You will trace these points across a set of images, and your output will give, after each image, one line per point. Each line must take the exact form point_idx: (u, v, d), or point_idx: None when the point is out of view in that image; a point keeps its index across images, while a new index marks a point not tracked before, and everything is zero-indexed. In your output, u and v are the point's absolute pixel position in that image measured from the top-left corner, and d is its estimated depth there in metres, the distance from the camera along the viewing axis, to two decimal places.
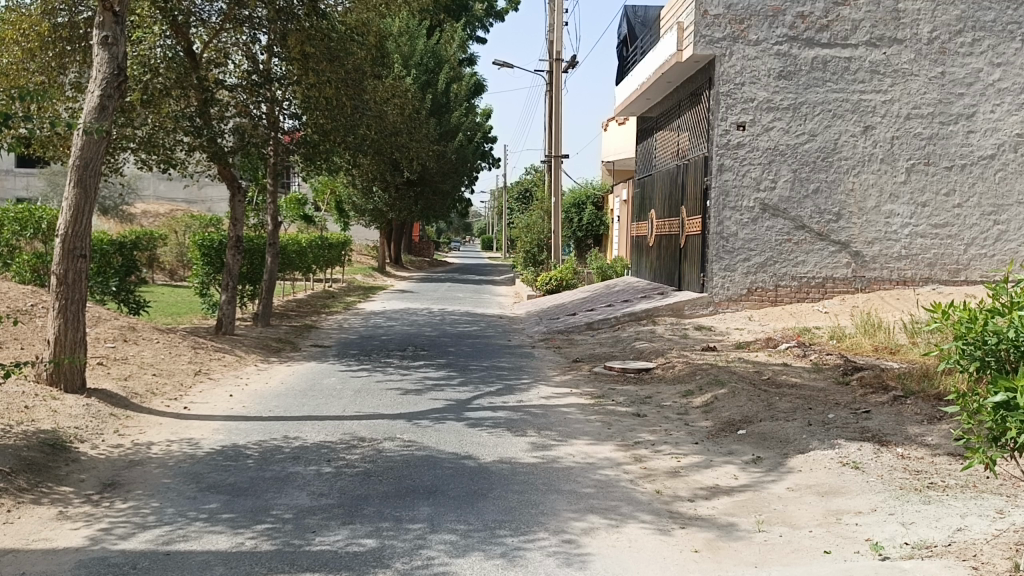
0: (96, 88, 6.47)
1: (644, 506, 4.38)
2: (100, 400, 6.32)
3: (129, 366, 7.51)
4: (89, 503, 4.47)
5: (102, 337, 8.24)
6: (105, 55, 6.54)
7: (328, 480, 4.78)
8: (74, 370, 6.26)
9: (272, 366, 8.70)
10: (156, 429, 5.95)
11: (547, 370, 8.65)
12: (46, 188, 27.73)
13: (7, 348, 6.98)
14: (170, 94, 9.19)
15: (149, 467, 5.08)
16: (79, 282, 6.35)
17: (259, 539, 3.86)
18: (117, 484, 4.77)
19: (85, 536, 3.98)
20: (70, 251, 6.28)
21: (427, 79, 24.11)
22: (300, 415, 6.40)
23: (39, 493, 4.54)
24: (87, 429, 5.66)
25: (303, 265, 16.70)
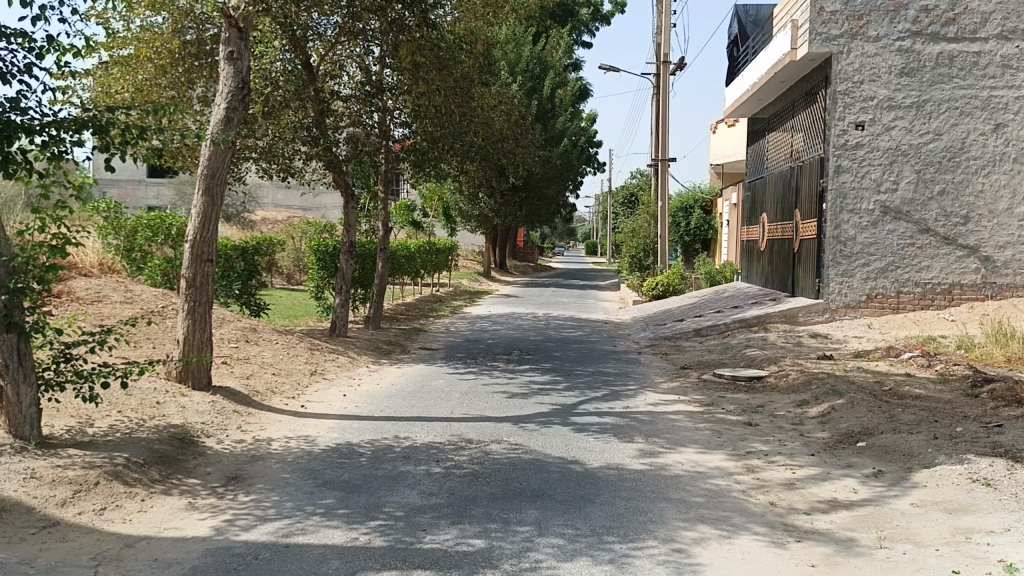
0: (222, 101, 6.82)
1: (756, 517, 4.26)
2: (224, 397, 6.65)
3: (250, 365, 7.88)
4: (214, 495, 4.71)
5: (226, 337, 8.67)
6: (230, 69, 6.89)
7: (437, 480, 4.87)
8: (201, 369, 6.62)
9: (383, 368, 8.94)
10: (275, 426, 6.22)
11: (654, 376, 8.54)
12: (176, 197, 29.53)
13: (141, 347, 7.44)
14: (289, 105, 9.63)
15: (268, 462, 5.32)
16: (206, 285, 6.70)
17: (372, 535, 3.97)
18: (240, 478, 5.01)
19: (211, 526, 4.20)
20: (198, 255, 6.63)
21: (533, 85, 24.29)
22: (410, 416, 6.55)
23: (169, 484, 4.83)
24: (212, 424, 5.97)
25: (411, 270, 17.09)
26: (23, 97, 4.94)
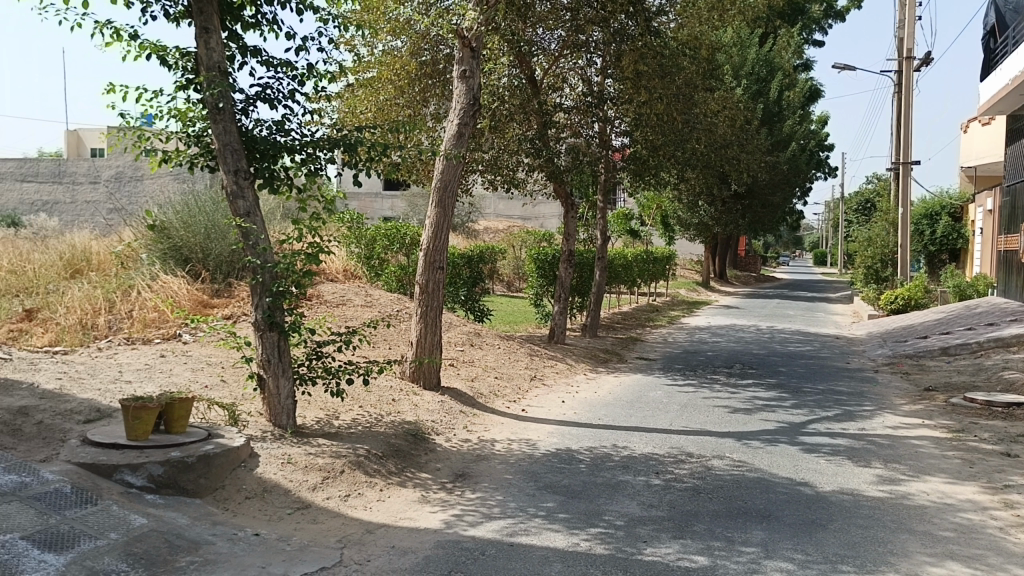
0: (455, 117, 7.22)
1: (1019, 560, 3.81)
2: (452, 398, 7.01)
3: (475, 368, 8.25)
4: (444, 490, 4.98)
5: (453, 340, 9.14)
6: (462, 87, 7.26)
7: (657, 492, 4.82)
8: (431, 370, 7.02)
9: (601, 376, 9.00)
10: (498, 428, 6.46)
11: (893, 397, 7.91)
12: (407, 208, 31.56)
13: (379, 348, 8.03)
14: (513, 118, 10.09)
15: (493, 462, 5.53)
16: (437, 291, 7.10)
17: (593, 542, 4.01)
18: (467, 475, 5.25)
19: (441, 520, 4.44)
20: (431, 263, 7.04)
21: (757, 89, 23.47)
22: (629, 426, 6.54)
23: (404, 477, 5.16)
24: (441, 423, 6.31)
25: (629, 279, 17.06)
26: (287, 119, 5.50)
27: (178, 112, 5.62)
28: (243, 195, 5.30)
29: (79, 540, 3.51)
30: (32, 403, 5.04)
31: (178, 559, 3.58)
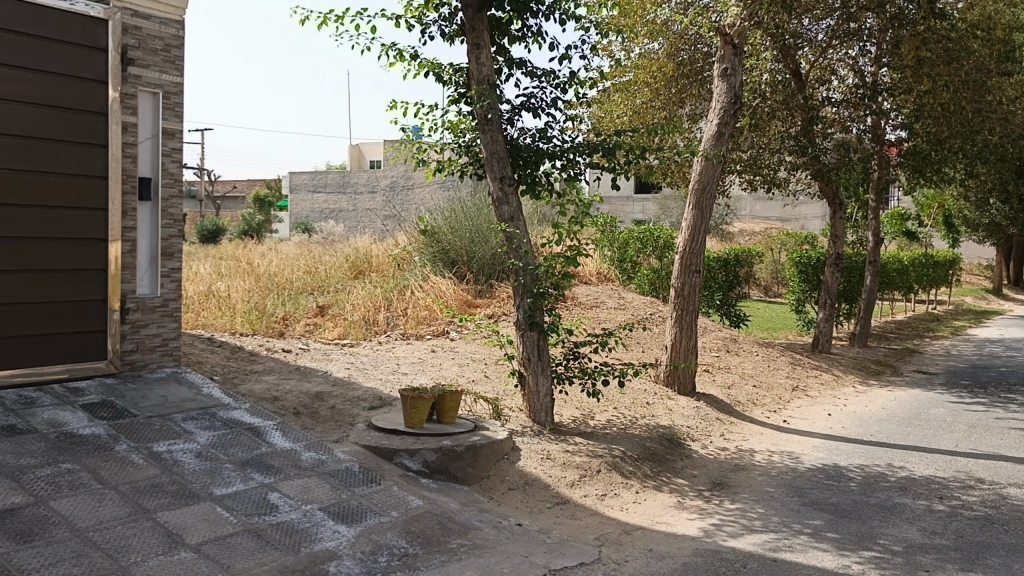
0: (716, 117, 7.07)
1: None
2: (708, 404, 6.86)
3: (732, 375, 8.01)
4: (701, 498, 4.90)
5: (708, 345, 8.95)
6: (724, 86, 7.08)
7: (941, 519, 4.38)
8: (687, 375, 6.93)
9: (872, 389, 8.36)
10: (758, 438, 6.23)
11: None
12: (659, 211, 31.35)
13: (633, 350, 8.06)
14: (776, 115, 9.67)
15: (752, 473, 5.34)
16: (694, 294, 6.99)
17: (866, 566, 3.73)
18: (725, 485, 5.12)
19: (699, 527, 4.37)
20: (687, 266, 6.95)
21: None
22: (906, 445, 6.01)
23: (660, 481, 5.15)
24: (697, 429, 6.20)
25: (903, 284, 15.66)
26: (549, 127, 5.69)
27: (451, 124, 6.02)
28: (508, 201, 5.56)
29: (366, 515, 3.88)
30: (326, 389, 5.66)
31: (449, 540, 3.84)
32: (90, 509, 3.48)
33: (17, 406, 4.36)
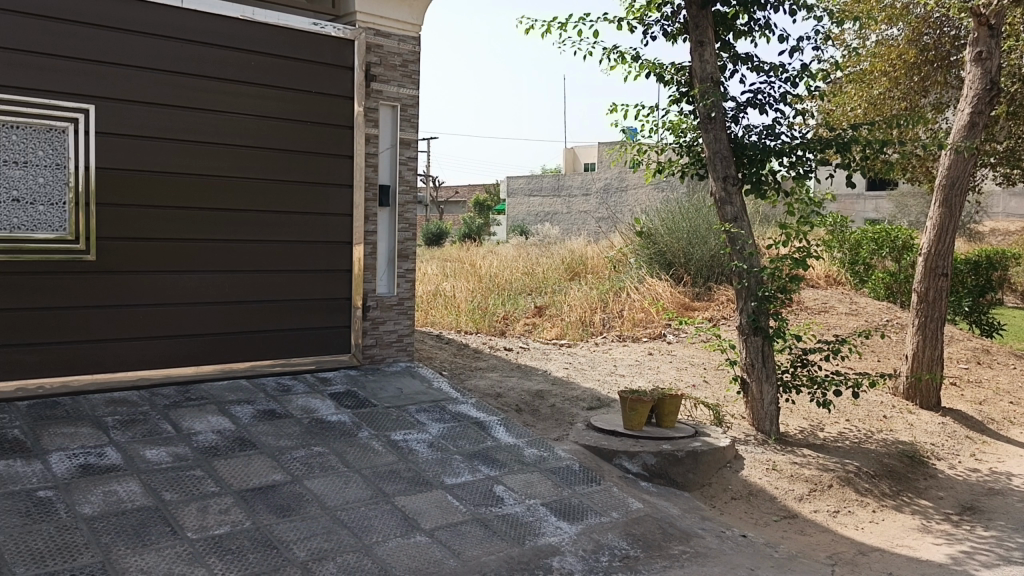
0: (968, 106, 6.45)
1: None
2: (955, 421, 6.27)
3: (984, 389, 7.26)
4: (949, 522, 4.49)
5: (954, 356, 8.18)
6: (978, 71, 6.44)
7: None
8: (930, 388, 6.39)
9: None
10: (1016, 461, 5.60)
11: None
12: None
13: (867, 360, 7.55)
14: None
15: (1011, 500, 4.81)
16: (940, 300, 6.42)
17: None
18: (977, 510, 4.65)
19: (947, 554, 4.00)
20: (932, 269, 6.40)
21: None
22: None
23: (900, 501, 4.77)
24: (943, 447, 5.68)
25: None
26: (777, 123, 5.45)
27: (672, 124, 5.96)
28: (731, 201, 5.39)
29: (587, 514, 3.93)
30: (547, 388, 5.81)
31: (671, 545, 3.79)
32: (338, 489, 3.81)
33: (276, 392, 4.87)
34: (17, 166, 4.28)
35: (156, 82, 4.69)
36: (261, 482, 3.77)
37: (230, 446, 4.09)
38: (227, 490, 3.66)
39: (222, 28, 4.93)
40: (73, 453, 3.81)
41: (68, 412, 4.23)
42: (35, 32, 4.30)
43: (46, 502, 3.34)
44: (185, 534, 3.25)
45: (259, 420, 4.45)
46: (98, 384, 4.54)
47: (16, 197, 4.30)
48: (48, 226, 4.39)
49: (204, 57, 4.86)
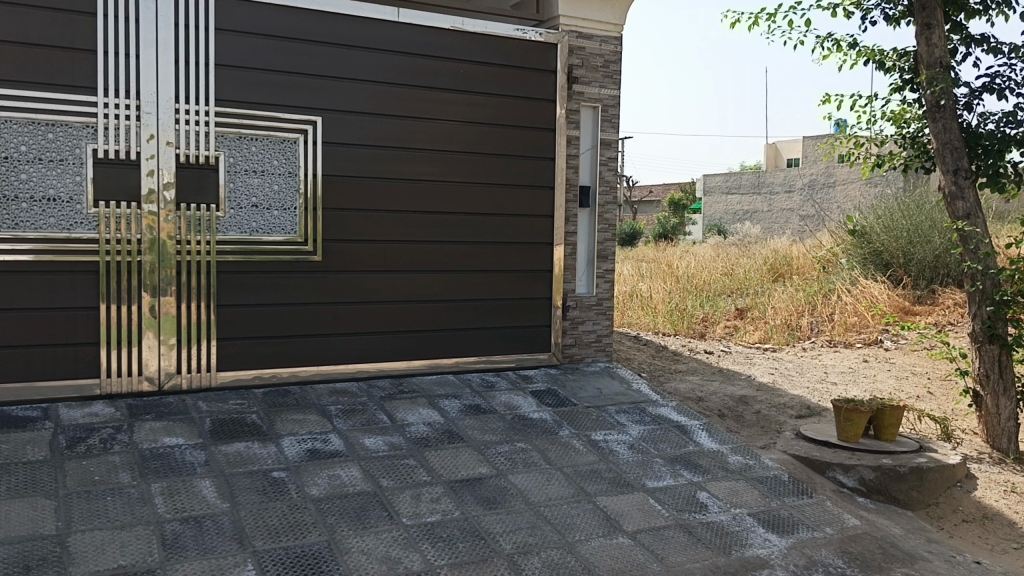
0: None
1: None
2: None
3: None
4: None
5: None
6: None
7: None
8: None
9: None
10: None
11: None
12: None
13: None
14: None
15: None
16: None
17: None
18: None
19: None
20: None
21: None
22: None
23: None
24: None
25: None
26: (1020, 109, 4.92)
27: (893, 115, 5.55)
28: (963, 196, 4.93)
29: (798, 527, 3.74)
30: (751, 393, 5.62)
31: (893, 567, 3.52)
32: (541, 485, 3.88)
33: (481, 388, 5.07)
34: (256, 175, 4.71)
35: (374, 93, 4.99)
36: (468, 474, 3.92)
37: (439, 438, 4.29)
38: (437, 480, 3.83)
39: (434, 39, 5.15)
40: (302, 438, 4.15)
41: (297, 400, 4.64)
42: (272, 52, 4.70)
43: (279, 481, 3.66)
44: (400, 520, 3.44)
45: (465, 414, 4.65)
46: (322, 374, 4.95)
47: (256, 203, 4.73)
48: (281, 229, 4.80)
49: (416, 68, 5.11)
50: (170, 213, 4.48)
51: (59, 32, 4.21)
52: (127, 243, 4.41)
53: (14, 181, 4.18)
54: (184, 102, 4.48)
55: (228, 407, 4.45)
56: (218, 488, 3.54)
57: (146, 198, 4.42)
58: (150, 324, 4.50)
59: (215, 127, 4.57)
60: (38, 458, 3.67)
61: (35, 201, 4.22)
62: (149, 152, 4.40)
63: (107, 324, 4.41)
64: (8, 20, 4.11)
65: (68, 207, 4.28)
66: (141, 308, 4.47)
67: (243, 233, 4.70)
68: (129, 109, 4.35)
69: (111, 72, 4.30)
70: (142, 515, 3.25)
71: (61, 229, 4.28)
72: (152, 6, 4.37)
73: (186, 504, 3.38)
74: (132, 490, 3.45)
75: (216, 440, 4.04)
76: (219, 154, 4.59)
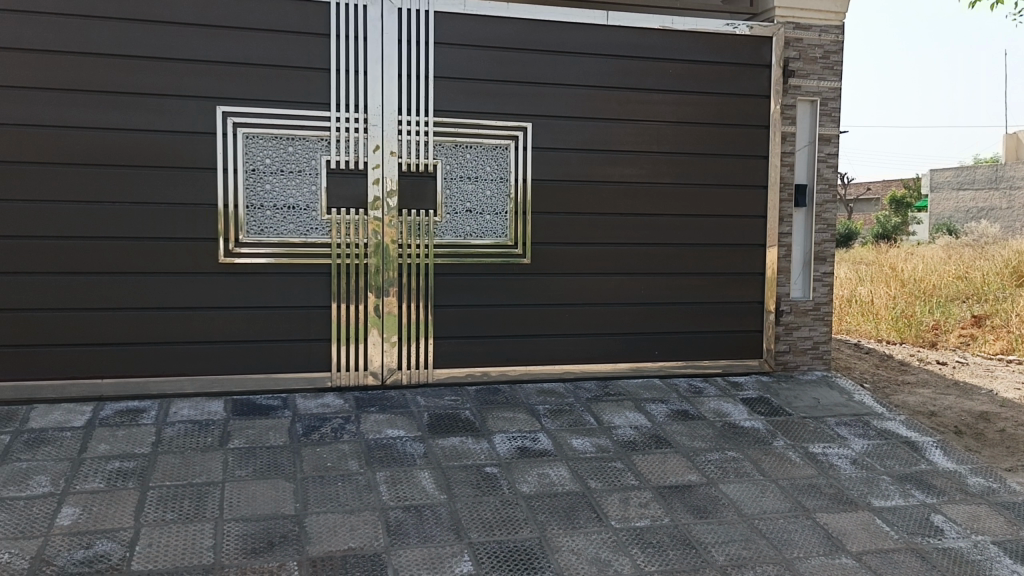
0: None
1: None
2: None
3: None
4: None
5: None
6: None
7: None
8: None
9: None
10: None
11: None
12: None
13: None
14: None
15: None
16: None
17: None
18: None
19: None
20: None
21: None
22: None
23: None
24: None
25: None
26: None
27: None
28: None
29: None
30: (994, 410, 5.09)
31: None
32: (755, 497, 3.69)
33: (689, 394, 5.01)
34: (470, 181, 4.90)
35: (583, 97, 5.03)
36: (677, 481, 3.82)
37: (647, 442, 4.25)
38: (646, 485, 3.76)
39: (643, 39, 5.10)
40: (512, 436, 4.27)
41: (508, 398, 4.80)
42: (485, 61, 4.86)
43: (492, 477, 3.77)
44: (609, 523, 3.39)
45: (673, 420, 4.58)
46: (531, 375, 5.09)
47: (470, 208, 4.92)
48: (493, 232, 4.96)
49: (625, 70, 5.09)
50: (393, 219, 4.77)
51: (298, 54, 4.59)
52: (355, 247, 4.74)
53: (260, 191, 4.61)
54: (406, 113, 4.75)
55: (444, 403, 4.68)
56: (436, 480, 3.71)
57: (371, 205, 4.73)
58: (374, 322, 4.82)
59: (432, 137, 4.80)
60: (280, 443, 4.04)
61: (277, 209, 4.64)
62: (374, 162, 4.71)
63: (337, 322, 4.77)
64: (256, 45, 4.54)
65: (305, 214, 4.68)
66: (366, 308, 4.80)
67: (458, 237, 4.91)
68: (357, 122, 4.68)
69: (342, 89, 4.65)
70: (369, 502, 3.47)
71: (299, 234, 4.68)
72: (378, 24, 4.66)
73: (408, 494, 3.57)
74: (360, 477, 3.70)
75: (433, 434, 4.25)
76: (437, 162, 4.82)
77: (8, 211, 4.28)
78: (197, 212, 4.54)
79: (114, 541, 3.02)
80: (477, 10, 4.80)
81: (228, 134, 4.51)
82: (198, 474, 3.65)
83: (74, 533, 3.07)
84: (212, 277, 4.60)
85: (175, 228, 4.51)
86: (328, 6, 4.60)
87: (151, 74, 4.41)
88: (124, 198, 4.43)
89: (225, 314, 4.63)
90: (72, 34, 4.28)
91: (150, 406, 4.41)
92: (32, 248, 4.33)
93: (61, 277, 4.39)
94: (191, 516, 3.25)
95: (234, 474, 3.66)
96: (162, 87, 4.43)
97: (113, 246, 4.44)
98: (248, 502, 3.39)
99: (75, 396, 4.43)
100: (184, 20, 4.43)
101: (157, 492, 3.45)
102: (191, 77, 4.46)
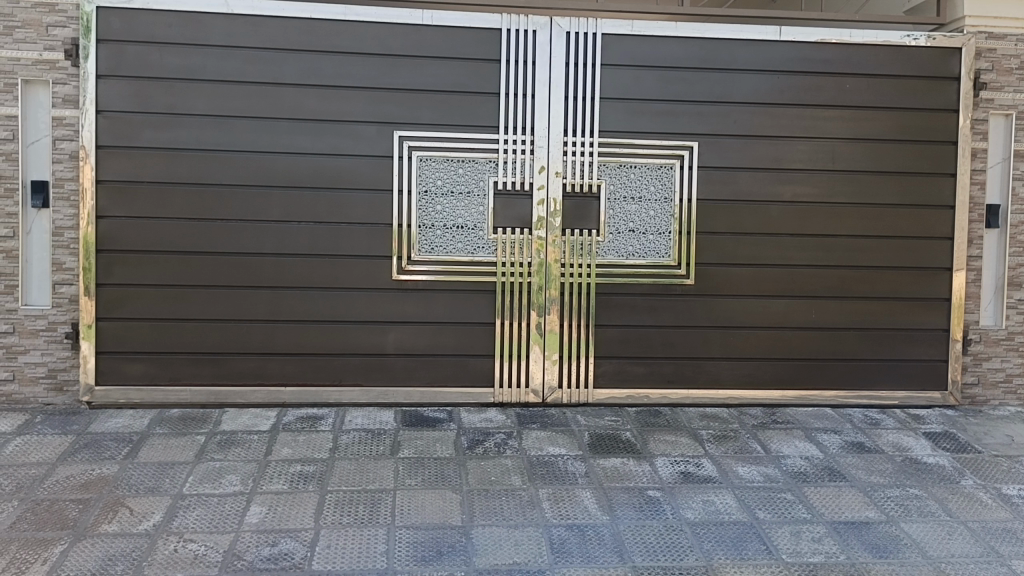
0: None
1: None
2: None
3: None
4: None
5: None
6: None
7: None
8: None
9: None
10: None
11: None
12: None
13: None
14: None
15: None
16: None
17: None
18: None
19: None
20: None
21: None
22: None
23: None
24: None
25: None
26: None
27: None
28: None
29: None
30: None
31: None
32: (942, 539, 3.38)
33: (865, 425, 4.77)
34: (635, 201, 4.89)
35: (751, 115, 4.91)
36: (854, 517, 3.59)
37: (820, 474, 4.06)
38: (819, 518, 3.57)
39: (818, 54, 4.92)
40: (675, 460, 4.20)
41: (670, 422, 4.74)
42: (652, 80, 4.84)
43: (655, 500, 3.71)
44: (780, 556, 3.21)
45: (847, 452, 4.36)
46: (694, 398, 5.01)
47: (634, 228, 4.90)
48: (656, 253, 4.92)
49: (797, 87, 4.93)
50: (557, 238, 4.84)
51: (469, 79, 4.76)
52: (520, 265, 4.84)
53: (432, 211, 4.79)
54: (571, 134, 4.81)
55: (604, 423, 4.69)
56: (599, 500, 3.70)
57: (536, 225, 4.82)
58: (536, 340, 4.90)
59: (598, 158, 4.83)
60: (446, 455, 4.16)
61: (447, 229, 4.81)
62: (540, 182, 4.80)
63: (501, 339, 4.89)
64: (430, 71, 4.74)
65: (473, 234, 4.82)
66: (529, 325, 4.89)
67: (620, 256, 4.90)
68: (525, 143, 4.79)
69: (511, 112, 4.77)
70: (532, 518, 3.50)
71: (467, 252, 4.83)
72: (546, 48, 4.74)
73: (571, 512, 3.57)
74: (523, 493, 3.75)
75: (594, 454, 4.24)
76: (602, 182, 4.85)
77: (210, 230, 4.69)
78: (373, 231, 4.78)
79: (296, 540, 3.21)
80: (645, 31, 4.79)
81: (403, 157, 4.74)
82: (372, 481, 3.82)
83: (261, 530, 3.29)
84: (385, 293, 4.82)
85: (353, 247, 4.77)
86: (499, 32, 4.74)
87: (335, 103, 4.70)
88: (308, 218, 4.73)
89: (396, 329, 4.85)
90: (268, 67, 4.65)
91: (327, 414, 4.69)
92: (229, 264, 4.72)
93: (253, 291, 4.75)
94: (365, 521, 3.40)
95: (405, 483, 3.80)
96: (345, 114, 4.71)
97: (298, 263, 4.76)
98: (418, 511, 3.51)
99: (261, 402, 4.78)
100: (366, 50, 4.69)
101: (335, 496, 3.64)
102: (371, 103, 4.72)
